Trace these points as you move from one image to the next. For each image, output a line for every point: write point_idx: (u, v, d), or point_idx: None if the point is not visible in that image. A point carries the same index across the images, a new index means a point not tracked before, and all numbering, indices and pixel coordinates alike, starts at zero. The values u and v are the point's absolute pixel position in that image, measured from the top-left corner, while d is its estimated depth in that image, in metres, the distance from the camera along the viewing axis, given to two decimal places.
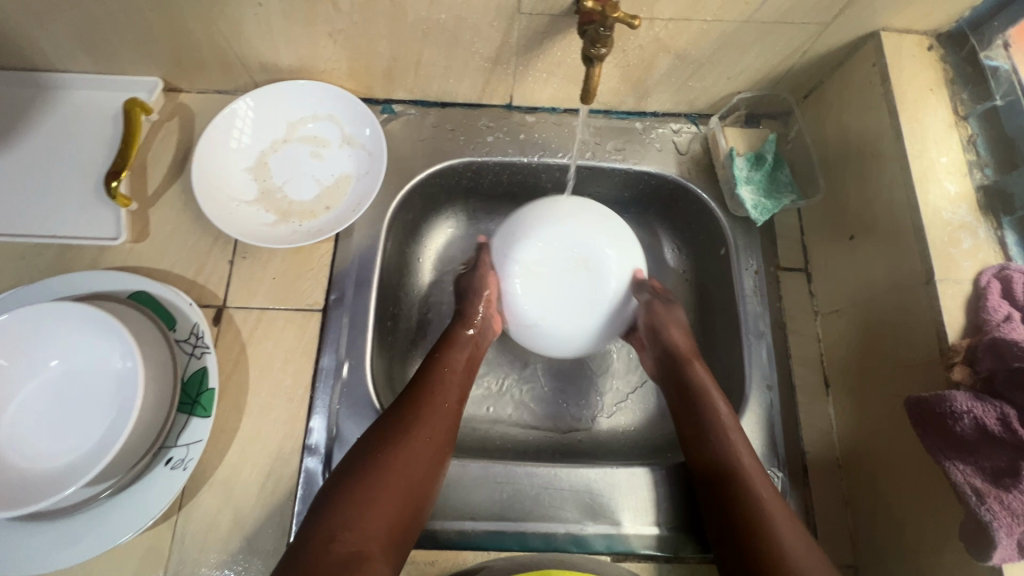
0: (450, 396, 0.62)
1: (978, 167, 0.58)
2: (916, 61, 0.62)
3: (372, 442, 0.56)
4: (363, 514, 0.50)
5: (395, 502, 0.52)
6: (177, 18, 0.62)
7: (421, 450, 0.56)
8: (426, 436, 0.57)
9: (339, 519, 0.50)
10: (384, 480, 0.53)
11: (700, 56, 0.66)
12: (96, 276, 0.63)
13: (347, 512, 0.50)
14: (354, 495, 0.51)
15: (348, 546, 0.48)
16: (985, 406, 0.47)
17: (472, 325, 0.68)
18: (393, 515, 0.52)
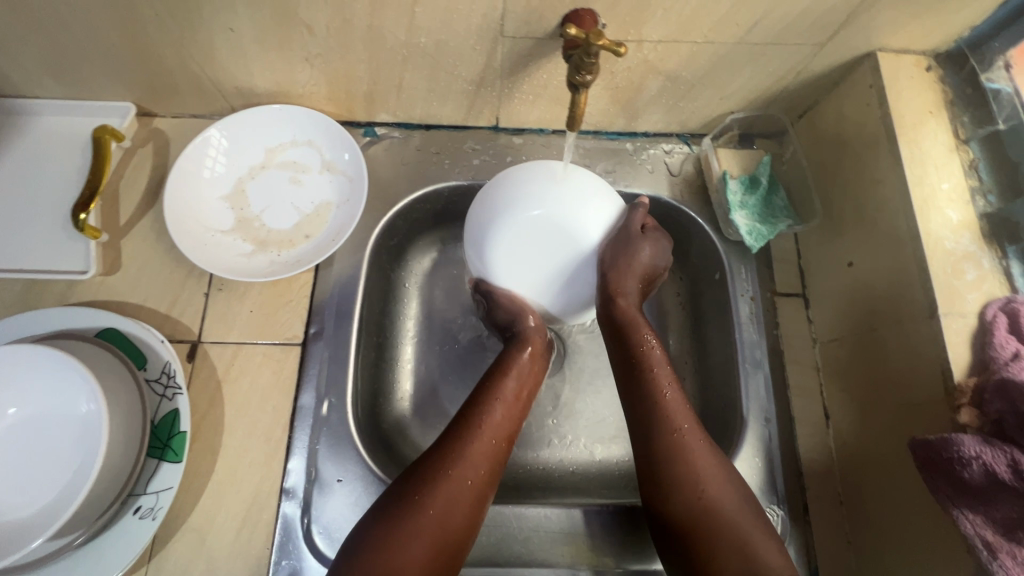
0: (500, 430, 0.57)
1: (981, 193, 0.56)
2: (914, 82, 0.60)
3: (410, 482, 0.52)
4: (396, 557, 0.47)
5: (433, 547, 0.49)
6: (146, 44, 0.60)
7: (461, 486, 0.52)
8: (466, 472, 0.53)
9: (370, 571, 0.46)
10: (422, 523, 0.49)
11: (691, 77, 0.64)
12: (64, 312, 0.60)
13: (381, 560, 0.46)
14: (386, 543, 0.47)
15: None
16: (995, 451, 0.44)
17: (529, 348, 0.61)
18: (431, 558, 0.48)
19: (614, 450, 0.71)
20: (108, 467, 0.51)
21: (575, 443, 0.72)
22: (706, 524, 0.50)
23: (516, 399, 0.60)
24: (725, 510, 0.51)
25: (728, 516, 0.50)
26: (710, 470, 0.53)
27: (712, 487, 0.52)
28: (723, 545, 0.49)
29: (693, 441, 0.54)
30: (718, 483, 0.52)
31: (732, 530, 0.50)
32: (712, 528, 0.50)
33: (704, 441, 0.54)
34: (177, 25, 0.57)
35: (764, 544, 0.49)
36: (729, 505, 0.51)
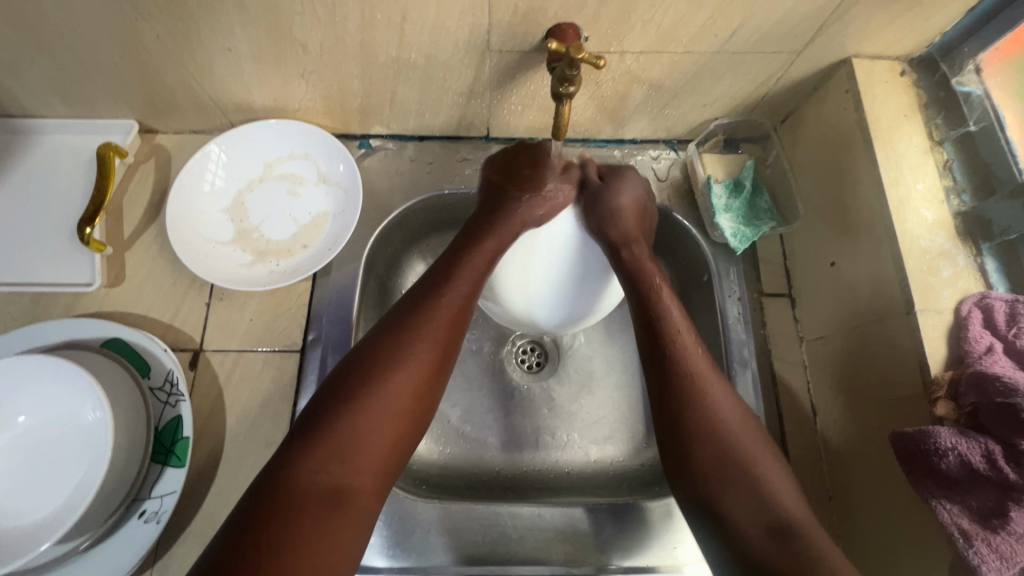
0: (459, 310, 0.56)
1: (955, 192, 0.58)
2: (889, 87, 0.62)
3: (363, 365, 0.51)
4: (351, 452, 0.46)
5: (390, 430, 0.49)
6: (148, 64, 0.62)
7: (412, 365, 0.51)
8: (421, 354, 0.52)
9: (324, 452, 0.46)
10: (372, 401, 0.49)
11: (674, 86, 0.66)
12: (71, 324, 0.62)
13: (336, 442, 0.46)
14: (338, 428, 0.47)
15: (332, 481, 0.45)
16: (970, 442, 0.45)
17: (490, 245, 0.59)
18: (386, 439, 0.48)
19: (609, 450, 0.73)
20: (114, 472, 0.53)
21: (569, 443, 0.73)
22: (724, 462, 0.50)
23: (484, 268, 0.58)
24: (745, 448, 0.51)
25: (746, 453, 0.51)
26: (729, 412, 0.53)
27: (732, 426, 0.52)
28: (740, 486, 0.49)
29: (711, 381, 0.54)
30: (731, 416, 0.52)
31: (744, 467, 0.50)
32: (732, 465, 0.50)
33: (725, 387, 0.54)
34: (177, 46, 0.60)
35: (781, 487, 0.49)
36: (747, 441, 0.51)
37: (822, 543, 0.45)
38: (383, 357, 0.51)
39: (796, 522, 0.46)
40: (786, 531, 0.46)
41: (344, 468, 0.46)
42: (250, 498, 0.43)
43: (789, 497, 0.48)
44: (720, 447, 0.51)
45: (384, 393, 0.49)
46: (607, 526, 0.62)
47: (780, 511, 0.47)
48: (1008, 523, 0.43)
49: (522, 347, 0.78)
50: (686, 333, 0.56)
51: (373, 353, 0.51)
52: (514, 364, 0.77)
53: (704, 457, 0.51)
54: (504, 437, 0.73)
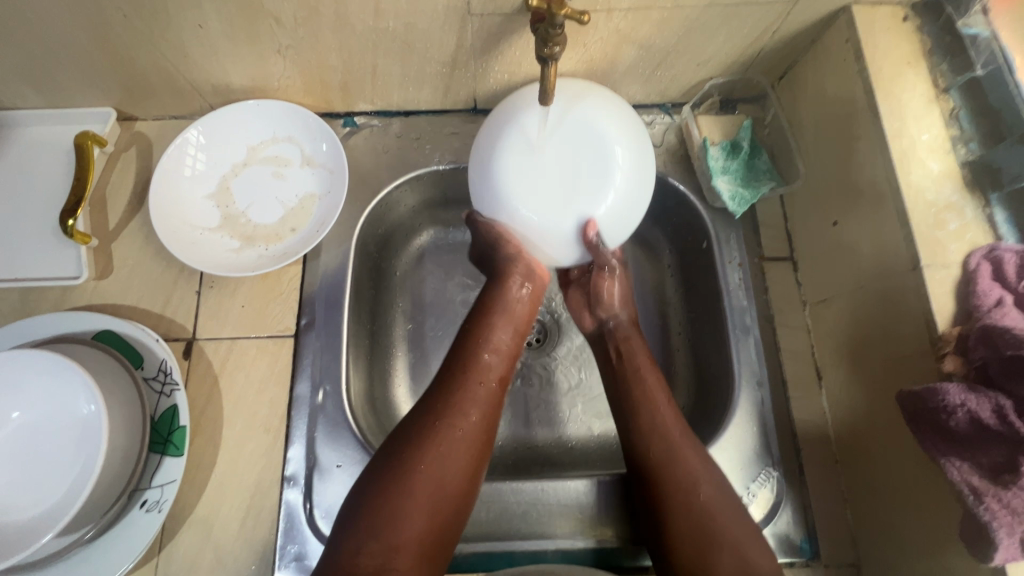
0: (495, 373, 0.58)
1: (962, 142, 0.55)
2: (891, 34, 0.59)
3: (400, 441, 0.51)
4: (393, 524, 0.46)
5: (434, 506, 0.49)
6: (119, 48, 0.60)
7: (456, 434, 0.52)
8: (457, 423, 0.52)
9: (368, 525, 0.46)
10: (414, 481, 0.48)
11: (665, 45, 0.63)
12: (59, 318, 0.61)
13: (382, 516, 0.47)
14: (382, 505, 0.47)
15: (376, 556, 0.45)
16: (980, 398, 0.44)
17: (528, 283, 0.62)
18: (429, 514, 0.48)
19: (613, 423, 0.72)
20: (111, 463, 0.53)
21: (573, 418, 0.73)
22: (665, 483, 0.53)
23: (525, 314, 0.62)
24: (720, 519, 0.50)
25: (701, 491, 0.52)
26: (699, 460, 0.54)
27: (692, 473, 0.53)
28: (676, 511, 0.51)
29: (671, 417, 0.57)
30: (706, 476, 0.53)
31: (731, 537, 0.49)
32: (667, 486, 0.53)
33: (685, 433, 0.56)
34: (145, 26, 0.57)
35: (745, 533, 0.50)
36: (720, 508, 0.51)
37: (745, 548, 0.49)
38: (421, 432, 0.51)
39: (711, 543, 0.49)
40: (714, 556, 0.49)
41: (392, 541, 0.46)
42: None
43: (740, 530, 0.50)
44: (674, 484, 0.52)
45: (424, 472, 0.49)
46: (604, 503, 0.62)
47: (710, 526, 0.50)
48: (1019, 478, 0.42)
49: None
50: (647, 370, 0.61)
51: (407, 436, 0.52)
52: None
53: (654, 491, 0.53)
54: (507, 416, 0.73)
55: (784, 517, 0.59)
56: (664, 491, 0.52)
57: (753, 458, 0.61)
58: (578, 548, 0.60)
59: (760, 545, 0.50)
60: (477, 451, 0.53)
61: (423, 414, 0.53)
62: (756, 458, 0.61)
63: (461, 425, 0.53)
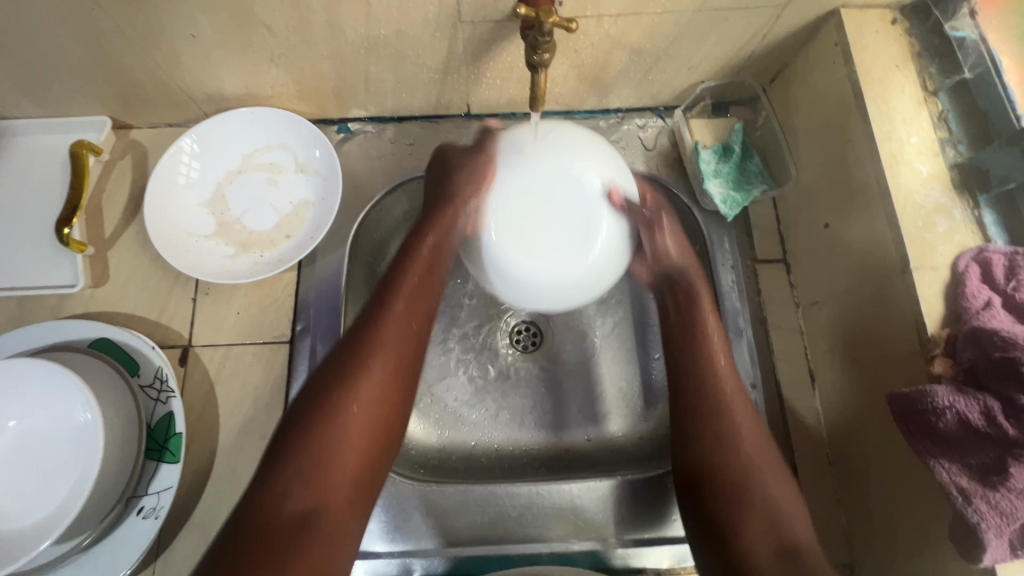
0: (415, 311, 0.58)
1: (951, 144, 0.56)
2: (880, 37, 0.59)
3: (323, 390, 0.52)
4: (317, 473, 0.49)
5: (360, 451, 0.51)
6: (113, 57, 0.61)
7: (374, 377, 0.53)
8: (378, 366, 0.54)
9: (291, 475, 0.48)
10: (334, 429, 0.50)
11: (656, 49, 0.64)
12: (56, 326, 0.62)
13: (303, 465, 0.48)
14: (305, 452, 0.49)
15: (302, 506, 0.47)
16: (968, 400, 0.44)
17: (429, 234, 0.62)
18: (357, 462, 0.51)
19: (609, 426, 0.72)
20: (108, 470, 0.53)
21: (569, 421, 0.73)
22: (715, 480, 0.54)
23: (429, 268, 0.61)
24: (753, 475, 0.54)
25: (760, 478, 0.54)
26: (759, 443, 0.55)
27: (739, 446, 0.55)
28: (756, 496, 0.53)
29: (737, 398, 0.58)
30: (756, 444, 0.55)
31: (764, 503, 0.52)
32: (750, 478, 0.54)
33: (744, 406, 0.58)
34: (138, 35, 0.58)
35: (779, 494, 0.53)
36: (762, 465, 0.54)
37: (806, 541, 0.51)
38: (344, 371, 0.53)
39: (805, 549, 0.50)
40: (795, 552, 0.50)
41: (316, 489, 0.48)
42: (224, 538, 0.45)
43: (788, 501, 0.53)
44: (737, 475, 0.54)
45: (335, 424, 0.50)
46: (599, 505, 0.62)
47: (780, 522, 0.51)
48: (1008, 480, 0.42)
49: (516, 328, 0.77)
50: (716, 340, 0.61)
51: (325, 382, 0.52)
52: (508, 345, 0.76)
53: (727, 478, 0.54)
54: (504, 419, 0.73)
55: None
56: (727, 482, 0.54)
57: None
58: (572, 551, 0.60)
59: (798, 507, 0.53)
60: (411, 333, 0.57)
61: (341, 357, 0.54)
62: None
63: (381, 362, 0.54)
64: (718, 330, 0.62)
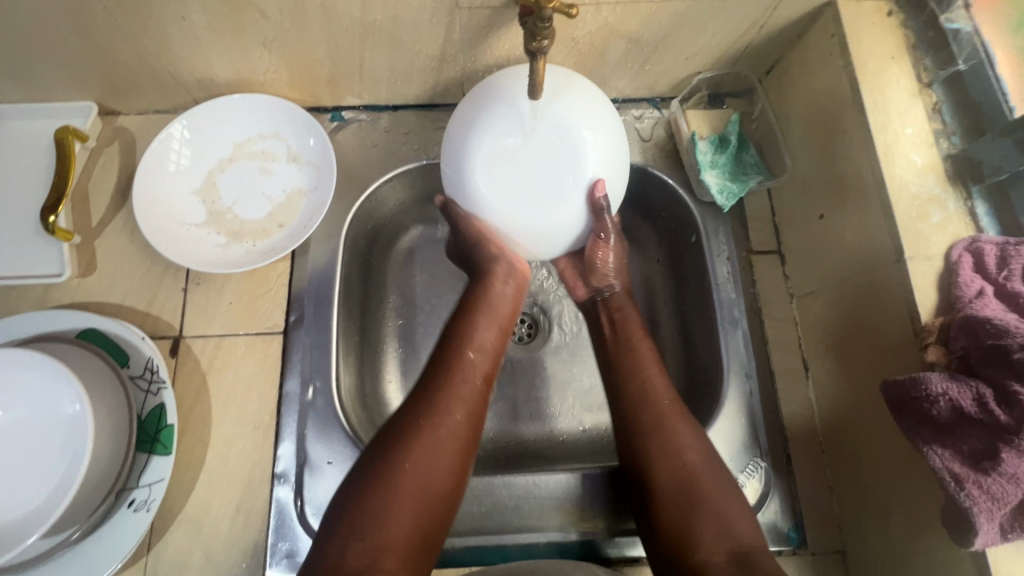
0: (478, 373, 0.58)
1: (945, 135, 0.56)
2: (876, 28, 0.59)
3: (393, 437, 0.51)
4: (381, 523, 0.46)
5: (421, 508, 0.48)
6: (99, 40, 0.59)
7: (447, 430, 0.52)
8: (451, 414, 0.53)
9: (354, 525, 0.46)
10: (401, 481, 0.48)
11: (654, 38, 0.63)
12: (42, 316, 0.60)
13: (372, 510, 0.47)
14: (373, 501, 0.47)
15: (363, 555, 0.44)
16: (961, 387, 0.45)
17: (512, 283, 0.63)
18: (421, 517, 0.48)
19: (603, 417, 0.73)
20: (98, 462, 0.52)
21: (563, 412, 0.73)
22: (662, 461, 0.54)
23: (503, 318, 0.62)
24: (699, 487, 0.52)
25: (709, 490, 0.52)
26: (691, 450, 0.54)
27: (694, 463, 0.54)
28: (705, 514, 0.50)
29: (681, 422, 0.56)
30: (700, 455, 0.54)
31: (714, 507, 0.51)
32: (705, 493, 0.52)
33: (687, 419, 0.57)
34: (126, 17, 0.56)
35: (739, 516, 0.50)
36: (707, 476, 0.53)
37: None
38: (414, 426, 0.51)
39: (752, 553, 0.47)
40: (746, 559, 0.47)
41: (378, 539, 0.45)
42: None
43: (742, 531, 0.49)
44: (679, 475, 0.53)
45: (402, 476, 0.48)
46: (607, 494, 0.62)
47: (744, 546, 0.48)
48: (999, 465, 0.43)
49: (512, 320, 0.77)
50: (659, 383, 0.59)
51: (395, 435, 0.51)
52: None
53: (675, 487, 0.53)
54: (499, 410, 0.73)
55: (773, 506, 0.60)
56: (695, 494, 0.52)
57: (743, 448, 0.62)
58: (569, 541, 0.60)
59: (746, 516, 0.51)
60: (476, 397, 0.56)
61: (409, 413, 0.53)
62: (745, 448, 0.62)
63: (450, 420, 0.53)
64: (657, 365, 0.61)
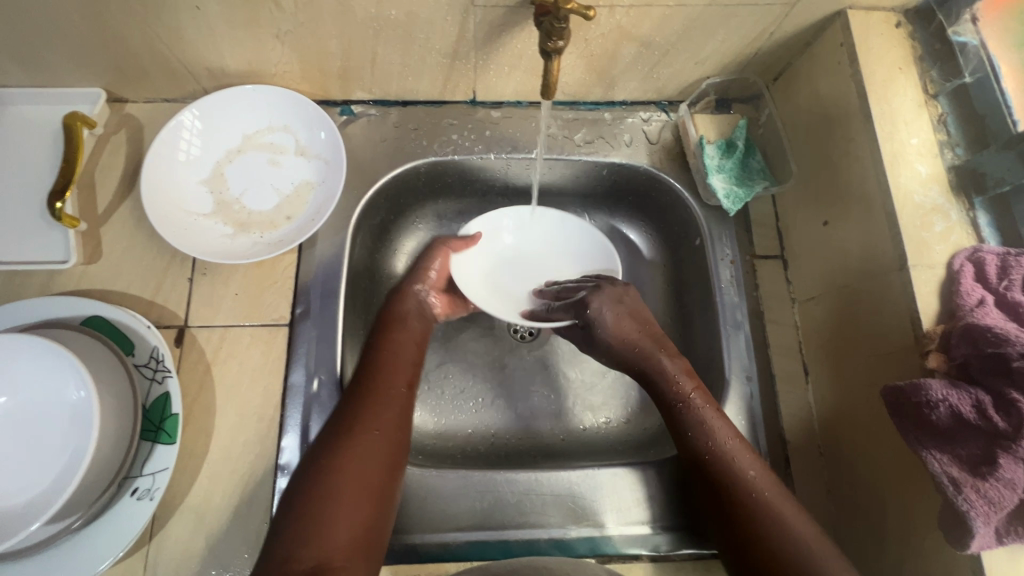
0: (398, 382, 0.60)
1: (949, 146, 0.57)
2: (884, 39, 0.60)
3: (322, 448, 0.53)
4: (319, 526, 0.48)
5: (359, 510, 0.50)
6: (113, 28, 0.59)
7: (375, 436, 0.55)
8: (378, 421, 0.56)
9: (296, 536, 0.47)
10: (337, 488, 0.50)
11: (665, 42, 0.64)
12: (46, 302, 0.60)
13: (310, 520, 0.48)
14: (309, 509, 0.48)
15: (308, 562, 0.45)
16: (961, 393, 0.46)
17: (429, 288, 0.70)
18: (360, 519, 0.50)
19: (603, 416, 0.74)
20: (103, 449, 0.52)
21: (563, 410, 0.74)
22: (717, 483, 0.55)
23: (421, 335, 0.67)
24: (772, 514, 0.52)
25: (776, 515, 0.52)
26: (744, 458, 0.56)
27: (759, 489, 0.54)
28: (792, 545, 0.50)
29: (723, 430, 0.58)
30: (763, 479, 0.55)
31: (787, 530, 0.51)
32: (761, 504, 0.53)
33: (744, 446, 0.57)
34: (140, 6, 0.56)
35: (801, 522, 0.52)
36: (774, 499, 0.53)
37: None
38: (341, 439, 0.53)
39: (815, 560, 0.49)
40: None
41: (322, 544, 0.47)
42: None
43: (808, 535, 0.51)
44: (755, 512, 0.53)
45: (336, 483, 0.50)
46: (613, 492, 0.63)
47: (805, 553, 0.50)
48: (996, 470, 0.44)
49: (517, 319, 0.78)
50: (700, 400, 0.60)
51: (324, 450, 0.53)
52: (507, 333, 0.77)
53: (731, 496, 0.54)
54: (499, 407, 0.74)
55: None
56: (749, 506, 0.53)
57: None
58: (570, 537, 0.61)
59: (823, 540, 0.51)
60: (395, 403, 0.58)
61: (334, 429, 0.55)
62: None
63: (374, 429, 0.55)
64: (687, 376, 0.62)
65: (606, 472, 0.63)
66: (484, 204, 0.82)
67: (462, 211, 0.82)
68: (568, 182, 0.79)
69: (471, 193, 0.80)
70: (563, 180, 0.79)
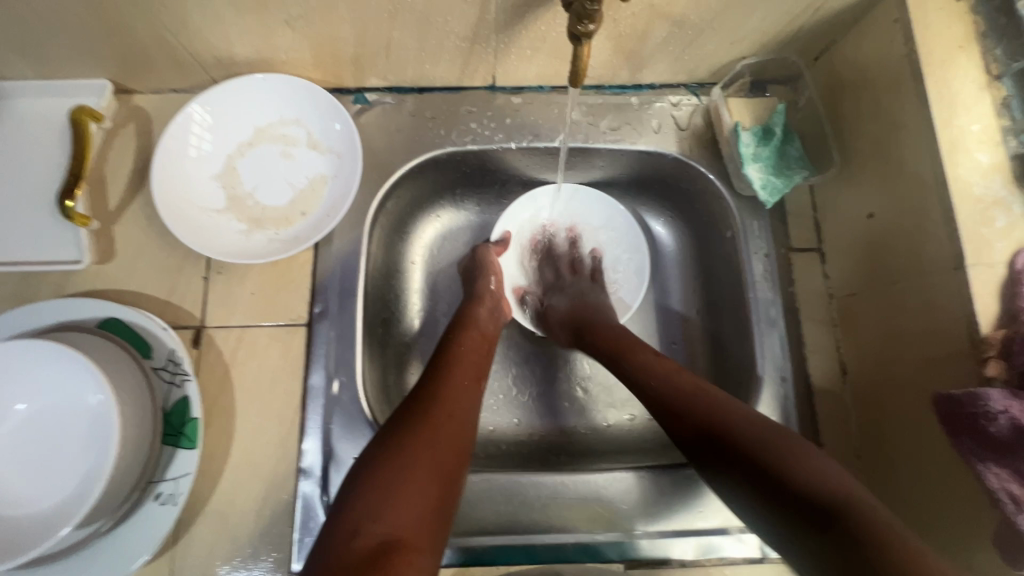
0: (466, 373, 0.58)
1: (1013, 133, 0.52)
2: (944, 14, 0.54)
3: (393, 430, 0.50)
4: (386, 506, 0.44)
5: (427, 491, 0.46)
6: (117, 18, 0.56)
7: (438, 420, 0.51)
8: (443, 406, 0.53)
9: (359, 514, 0.44)
10: (405, 466, 0.47)
11: (700, 21, 0.59)
12: (61, 304, 0.58)
13: (374, 497, 0.45)
14: (381, 482, 0.46)
15: (373, 539, 0.42)
16: (1023, 404, 0.43)
17: (483, 301, 0.67)
18: (428, 500, 0.46)
19: (628, 413, 0.72)
20: (125, 457, 0.51)
21: (586, 407, 0.73)
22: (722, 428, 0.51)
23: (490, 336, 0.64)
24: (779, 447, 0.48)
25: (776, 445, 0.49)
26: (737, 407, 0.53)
27: (756, 427, 0.50)
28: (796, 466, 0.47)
29: (717, 395, 0.54)
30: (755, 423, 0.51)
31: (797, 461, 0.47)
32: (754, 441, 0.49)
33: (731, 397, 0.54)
34: None
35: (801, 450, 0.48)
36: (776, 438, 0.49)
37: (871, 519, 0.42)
38: (414, 420, 0.51)
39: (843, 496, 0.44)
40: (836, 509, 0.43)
41: (390, 519, 0.44)
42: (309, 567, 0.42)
43: (831, 473, 0.46)
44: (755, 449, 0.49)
45: (400, 462, 0.47)
46: (642, 498, 0.61)
47: (820, 486, 0.45)
48: None
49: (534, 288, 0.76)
50: (666, 372, 0.58)
51: (400, 427, 0.51)
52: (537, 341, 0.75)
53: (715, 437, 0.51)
54: (520, 405, 0.72)
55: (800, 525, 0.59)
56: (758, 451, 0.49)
57: None
58: (598, 542, 0.59)
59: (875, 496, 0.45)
60: (467, 393, 0.55)
61: (408, 411, 0.52)
62: None
63: (448, 414, 0.52)
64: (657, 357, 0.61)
65: (633, 475, 0.62)
66: (503, 195, 0.79)
67: (482, 203, 0.79)
68: (593, 167, 0.75)
69: (490, 182, 0.77)
70: (588, 166, 0.75)
